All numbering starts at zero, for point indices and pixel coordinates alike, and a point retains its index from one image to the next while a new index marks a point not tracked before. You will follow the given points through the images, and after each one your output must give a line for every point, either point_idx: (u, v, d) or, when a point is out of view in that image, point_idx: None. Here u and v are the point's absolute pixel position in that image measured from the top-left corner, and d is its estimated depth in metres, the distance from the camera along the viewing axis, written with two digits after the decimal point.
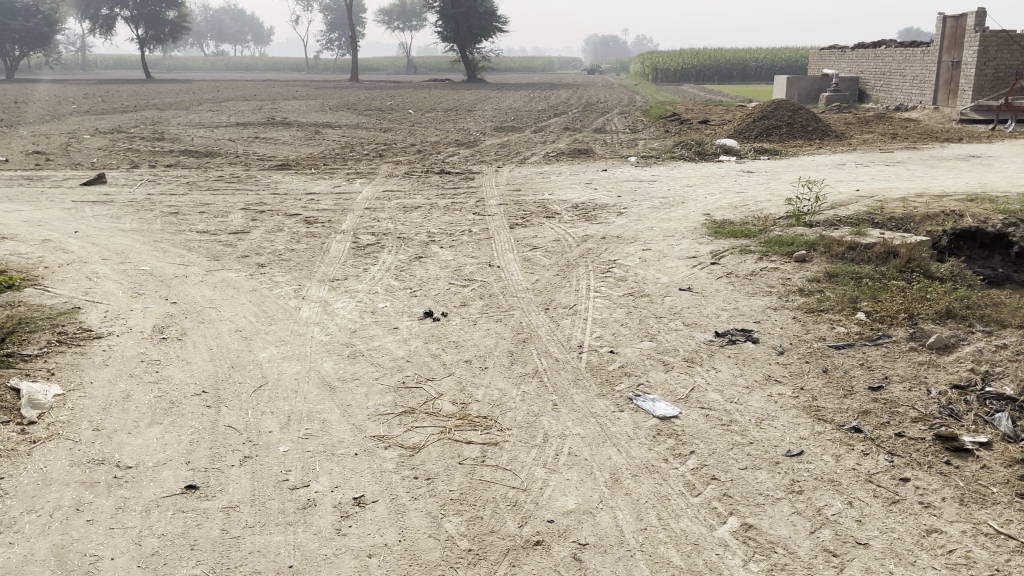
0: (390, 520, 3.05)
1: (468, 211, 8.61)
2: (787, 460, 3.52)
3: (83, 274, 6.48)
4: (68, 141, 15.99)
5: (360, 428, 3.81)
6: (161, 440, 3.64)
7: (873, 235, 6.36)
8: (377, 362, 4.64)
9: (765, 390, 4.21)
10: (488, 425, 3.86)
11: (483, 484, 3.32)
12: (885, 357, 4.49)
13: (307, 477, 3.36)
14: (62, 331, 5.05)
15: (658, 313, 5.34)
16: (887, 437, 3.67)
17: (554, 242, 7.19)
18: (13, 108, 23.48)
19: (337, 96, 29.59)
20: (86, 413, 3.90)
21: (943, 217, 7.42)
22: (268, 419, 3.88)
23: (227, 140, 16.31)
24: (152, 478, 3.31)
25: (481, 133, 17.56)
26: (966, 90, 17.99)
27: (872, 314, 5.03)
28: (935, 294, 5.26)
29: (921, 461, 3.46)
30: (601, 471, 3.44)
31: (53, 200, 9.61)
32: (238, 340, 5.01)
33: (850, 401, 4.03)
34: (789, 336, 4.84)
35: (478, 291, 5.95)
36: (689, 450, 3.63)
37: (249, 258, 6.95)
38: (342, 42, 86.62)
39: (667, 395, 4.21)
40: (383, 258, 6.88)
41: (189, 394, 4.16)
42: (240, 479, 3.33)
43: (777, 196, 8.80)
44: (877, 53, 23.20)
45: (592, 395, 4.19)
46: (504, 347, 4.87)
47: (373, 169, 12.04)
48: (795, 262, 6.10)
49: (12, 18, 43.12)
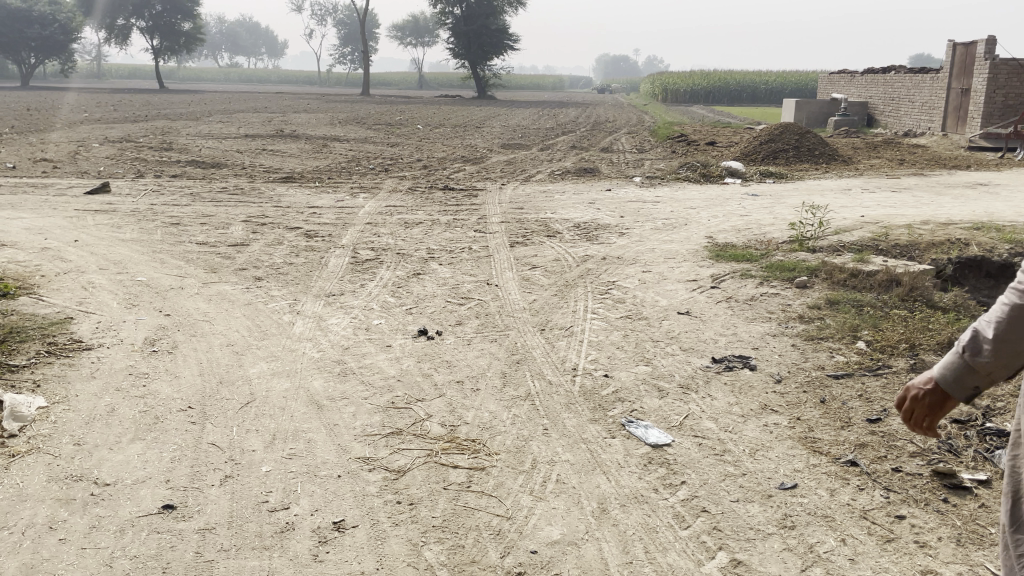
0: (369, 547, 2.98)
1: (469, 228, 8.57)
2: (780, 493, 3.43)
3: (79, 283, 6.45)
4: (76, 149, 16.07)
5: (345, 450, 3.74)
6: (142, 457, 3.58)
7: (876, 262, 6.28)
8: (367, 381, 4.57)
9: (761, 419, 4.12)
10: (476, 449, 3.79)
11: (467, 511, 3.25)
12: (884, 388, 4.40)
13: (288, 499, 3.29)
14: (52, 342, 5.00)
15: (655, 337, 5.26)
16: (884, 472, 3.58)
17: (553, 262, 7.13)
18: (24, 115, 23.65)
19: (347, 111, 29.76)
20: (68, 427, 3.84)
21: (948, 246, 7.34)
22: (252, 438, 3.82)
23: (234, 151, 16.36)
24: (128, 497, 3.24)
25: (488, 150, 17.56)
26: (976, 118, 17.93)
27: (872, 343, 4.95)
28: (937, 324, 5.18)
29: (918, 498, 3.37)
30: (588, 500, 3.36)
31: (56, 208, 9.61)
32: (228, 354, 4.95)
33: (847, 433, 3.95)
34: (788, 364, 4.76)
35: (474, 310, 5.89)
36: (680, 480, 3.54)
37: (247, 271, 6.91)
38: (354, 57, 87.28)
39: (660, 422, 4.13)
40: (381, 274, 6.84)
41: (174, 410, 4.10)
42: (219, 499, 3.26)
43: (781, 220, 8.73)
44: (887, 78, 23.20)
45: (583, 421, 4.12)
46: (497, 368, 4.80)
47: (377, 183, 12.03)
48: (796, 288, 6.03)
49: (28, 25, 43.62)
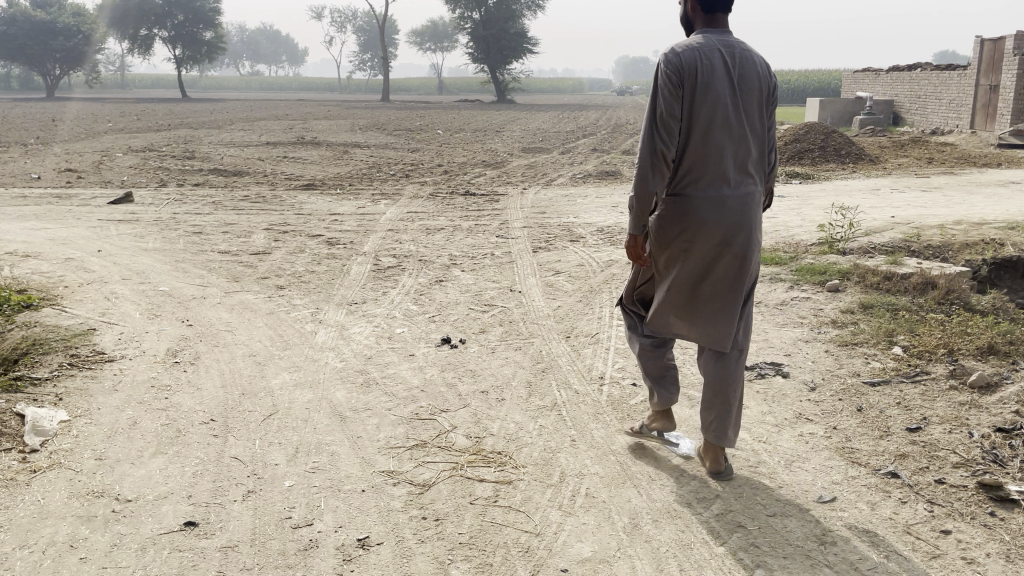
0: (394, 565, 2.90)
1: (491, 234, 8.49)
2: (818, 507, 3.30)
3: (102, 294, 6.45)
4: (101, 159, 16.22)
5: (369, 463, 3.66)
6: (164, 472, 3.52)
7: (909, 264, 6.12)
8: (391, 392, 4.50)
9: (796, 429, 3.99)
10: (502, 462, 3.69)
11: (494, 527, 3.16)
12: (923, 396, 4.25)
13: (311, 514, 3.22)
14: (74, 354, 4.98)
15: (684, 344, 5.15)
16: (926, 484, 3.45)
17: (577, 267, 7.03)
18: (51, 126, 23.98)
19: (369, 117, 29.86)
20: (91, 441, 3.80)
21: (982, 247, 7.16)
22: (275, 451, 3.75)
23: (256, 159, 16.44)
24: (150, 514, 3.18)
25: (508, 154, 17.49)
26: (1004, 115, 17.62)
27: (909, 348, 4.80)
28: (976, 328, 5.02)
29: (964, 511, 3.23)
30: (619, 515, 3.25)
31: (80, 218, 9.66)
32: (251, 365, 4.91)
33: (886, 443, 3.81)
34: (822, 371, 4.62)
35: (498, 317, 5.80)
36: (714, 494, 3.43)
37: (268, 280, 6.88)
38: (374, 63, 87.78)
39: (691, 433, 4.01)
40: (403, 282, 6.77)
41: (196, 422, 4.04)
42: (242, 516, 3.19)
43: (809, 222, 8.57)
44: (912, 76, 22.89)
45: (612, 431, 4.01)
46: (522, 377, 4.71)
47: (398, 189, 12.02)
48: (827, 292, 5.87)
49: (54, 38, 44.30)
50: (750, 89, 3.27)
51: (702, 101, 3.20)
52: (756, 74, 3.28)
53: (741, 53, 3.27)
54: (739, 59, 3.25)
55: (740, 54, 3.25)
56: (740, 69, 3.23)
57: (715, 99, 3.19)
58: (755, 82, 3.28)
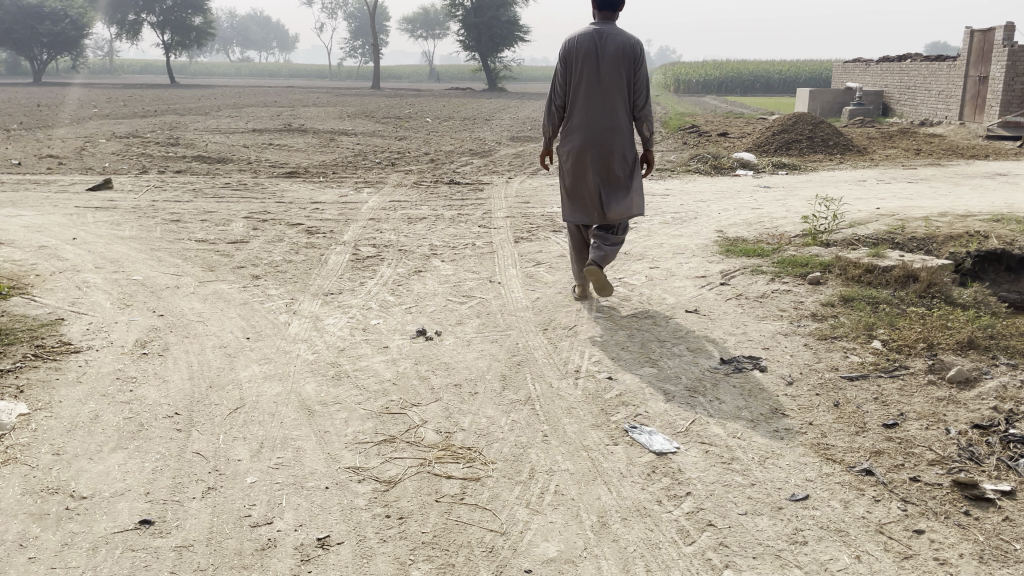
0: (353, 566, 2.82)
1: (474, 224, 8.39)
2: (790, 505, 3.24)
3: (73, 283, 6.33)
4: (83, 145, 16.00)
5: (335, 459, 3.58)
6: (122, 467, 3.44)
7: (892, 257, 6.06)
8: (362, 385, 4.41)
9: (771, 425, 3.93)
10: (471, 458, 3.62)
11: (459, 526, 3.08)
12: (901, 391, 4.20)
13: (272, 513, 3.14)
14: (40, 344, 4.87)
15: (662, 337, 5.07)
16: (901, 482, 3.39)
17: (558, 258, 6.95)
18: (34, 110, 23.75)
19: (357, 104, 29.60)
20: (49, 436, 3.70)
21: (966, 239, 7.11)
22: (239, 447, 3.66)
23: (241, 146, 16.26)
24: (105, 511, 3.10)
25: (496, 143, 17.36)
26: (994, 107, 17.58)
27: (889, 343, 4.74)
28: (957, 322, 4.96)
29: (938, 511, 3.18)
30: (588, 513, 3.18)
31: (57, 205, 9.51)
32: (221, 357, 4.81)
33: (862, 439, 3.75)
34: (800, 365, 4.56)
35: (476, 309, 5.72)
36: (685, 492, 3.36)
37: (244, 269, 6.77)
38: (365, 50, 87.26)
39: (666, 428, 3.94)
40: (381, 272, 6.67)
41: (160, 416, 3.95)
42: (199, 514, 3.11)
43: (794, 213, 8.50)
44: (903, 67, 22.81)
45: (585, 427, 3.94)
46: (496, 370, 4.63)
47: (382, 177, 11.89)
48: (808, 284, 5.81)
49: (40, 22, 43.76)
50: (614, 58, 5.14)
51: (575, 66, 5.23)
52: (619, 48, 5.13)
53: (614, 33, 5.15)
54: (607, 39, 5.14)
55: (610, 35, 5.13)
56: (606, 45, 5.13)
57: (583, 66, 5.20)
58: (619, 54, 5.14)
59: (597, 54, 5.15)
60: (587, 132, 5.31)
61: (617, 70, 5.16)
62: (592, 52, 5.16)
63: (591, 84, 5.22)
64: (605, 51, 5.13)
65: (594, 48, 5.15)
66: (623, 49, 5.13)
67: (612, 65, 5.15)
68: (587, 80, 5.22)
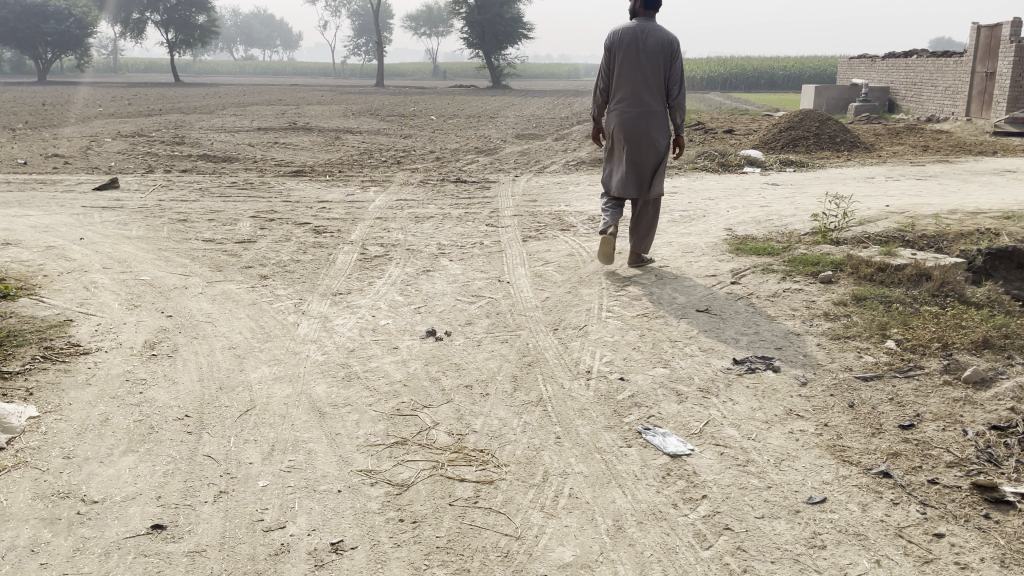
0: (368, 572, 2.80)
1: (481, 222, 8.36)
2: (808, 508, 3.21)
3: (81, 283, 6.31)
4: (88, 144, 15.99)
5: (347, 461, 3.56)
6: (133, 471, 3.42)
7: (904, 255, 6.01)
8: (372, 387, 4.38)
9: (786, 426, 3.89)
10: (484, 460, 3.59)
11: (473, 530, 3.06)
12: (916, 392, 4.16)
13: (284, 516, 3.11)
14: (49, 346, 4.85)
15: (673, 337, 5.03)
16: (919, 484, 3.35)
17: (566, 257, 6.91)
18: (39, 109, 23.76)
19: (361, 103, 29.55)
20: (59, 439, 3.68)
21: (977, 236, 7.06)
22: (250, 449, 3.64)
23: (247, 145, 16.24)
24: (116, 516, 3.08)
25: (502, 140, 17.32)
26: (1001, 103, 17.48)
27: (903, 342, 4.69)
28: (971, 321, 4.91)
29: (957, 514, 3.14)
30: (603, 517, 3.15)
31: (63, 205, 9.50)
32: (230, 358, 4.78)
33: (878, 440, 3.72)
34: (814, 365, 4.52)
35: (485, 308, 5.69)
36: (701, 494, 3.33)
37: (252, 269, 6.74)
38: (369, 48, 87.20)
39: (679, 429, 3.90)
40: (389, 272, 6.64)
41: (170, 419, 3.93)
42: (211, 518, 3.09)
43: (803, 211, 8.46)
44: (909, 63, 22.71)
45: (598, 428, 3.91)
46: (507, 371, 4.60)
47: (388, 176, 11.86)
48: (820, 283, 5.76)
49: (44, 21, 43.81)
50: (653, 50, 5.96)
51: (618, 58, 6.09)
52: (659, 42, 5.94)
53: (653, 29, 5.96)
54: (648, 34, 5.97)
55: (651, 30, 5.93)
56: (647, 39, 5.95)
57: (625, 58, 6.04)
58: (657, 47, 5.96)
59: (639, 47, 5.98)
60: (625, 114, 6.12)
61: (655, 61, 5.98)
62: (635, 44, 6.00)
63: (632, 72, 6.04)
64: (645, 44, 5.96)
65: (637, 40, 5.98)
66: (662, 44, 5.93)
67: (651, 56, 5.98)
68: (629, 68, 6.05)
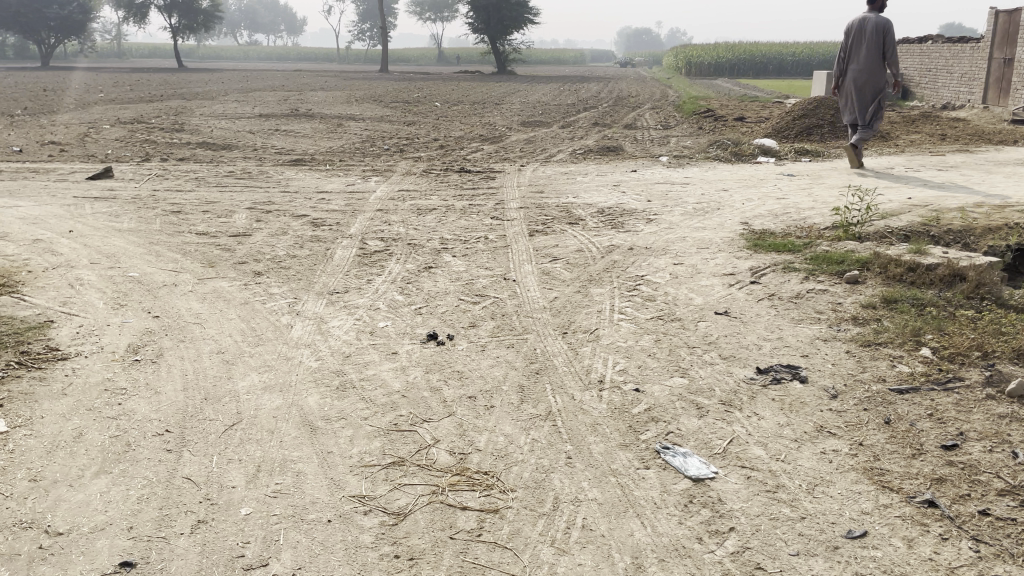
0: None
1: (486, 215, 8.03)
2: (848, 544, 2.90)
3: (66, 280, 6.01)
4: (87, 131, 15.65)
5: (339, 485, 3.25)
6: (105, 496, 3.12)
7: (935, 253, 5.66)
8: (369, 397, 4.07)
9: (817, 446, 3.57)
10: (489, 485, 3.28)
11: (476, 571, 2.76)
12: (958, 407, 3.84)
13: (268, 552, 2.83)
14: (25, 351, 4.55)
15: (691, 343, 4.71)
16: (969, 515, 3.04)
17: (576, 253, 6.58)
18: (38, 95, 23.40)
19: (364, 88, 29.12)
20: (26, 459, 3.39)
21: (1007, 231, 6.70)
22: (234, 471, 3.34)
23: (247, 132, 15.88)
24: (82, 551, 2.79)
25: (507, 128, 16.92)
26: (1019, 90, 17.02)
27: (939, 351, 4.36)
28: (1012, 327, 4.57)
29: (1015, 552, 2.83)
30: (620, 553, 2.85)
31: (55, 194, 9.19)
32: (217, 364, 4.48)
33: (919, 463, 3.40)
34: (843, 376, 4.20)
35: (489, 309, 5.37)
36: (728, 527, 3.01)
37: (246, 265, 6.43)
38: (374, 33, 86.38)
39: (701, 449, 3.58)
40: (389, 268, 6.33)
41: (149, 434, 3.63)
42: (187, 554, 2.81)
43: (821, 204, 8.10)
44: (923, 49, 22.20)
45: (613, 447, 3.59)
46: (514, 381, 4.28)
47: (391, 165, 11.53)
48: (846, 283, 5.43)
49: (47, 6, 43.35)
50: (874, 29, 9.43)
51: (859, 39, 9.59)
52: (879, 25, 9.36)
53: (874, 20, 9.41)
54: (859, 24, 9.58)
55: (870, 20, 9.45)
56: (868, 24, 9.46)
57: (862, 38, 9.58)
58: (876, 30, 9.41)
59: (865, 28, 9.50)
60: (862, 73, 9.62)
61: (875, 37, 9.42)
62: (863, 27, 9.53)
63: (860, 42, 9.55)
64: (869, 27, 9.45)
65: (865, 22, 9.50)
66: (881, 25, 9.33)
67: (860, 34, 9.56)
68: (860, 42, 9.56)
